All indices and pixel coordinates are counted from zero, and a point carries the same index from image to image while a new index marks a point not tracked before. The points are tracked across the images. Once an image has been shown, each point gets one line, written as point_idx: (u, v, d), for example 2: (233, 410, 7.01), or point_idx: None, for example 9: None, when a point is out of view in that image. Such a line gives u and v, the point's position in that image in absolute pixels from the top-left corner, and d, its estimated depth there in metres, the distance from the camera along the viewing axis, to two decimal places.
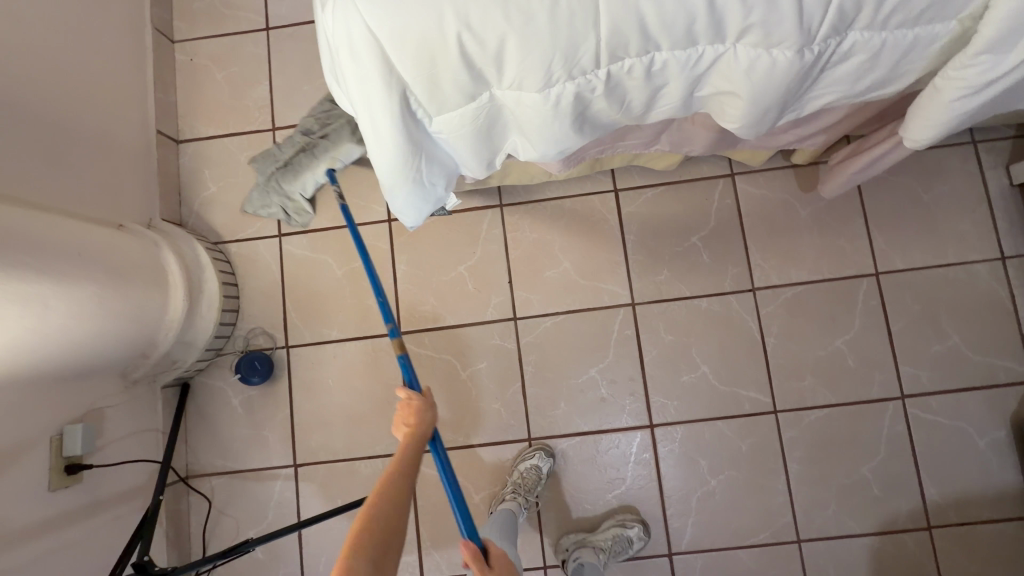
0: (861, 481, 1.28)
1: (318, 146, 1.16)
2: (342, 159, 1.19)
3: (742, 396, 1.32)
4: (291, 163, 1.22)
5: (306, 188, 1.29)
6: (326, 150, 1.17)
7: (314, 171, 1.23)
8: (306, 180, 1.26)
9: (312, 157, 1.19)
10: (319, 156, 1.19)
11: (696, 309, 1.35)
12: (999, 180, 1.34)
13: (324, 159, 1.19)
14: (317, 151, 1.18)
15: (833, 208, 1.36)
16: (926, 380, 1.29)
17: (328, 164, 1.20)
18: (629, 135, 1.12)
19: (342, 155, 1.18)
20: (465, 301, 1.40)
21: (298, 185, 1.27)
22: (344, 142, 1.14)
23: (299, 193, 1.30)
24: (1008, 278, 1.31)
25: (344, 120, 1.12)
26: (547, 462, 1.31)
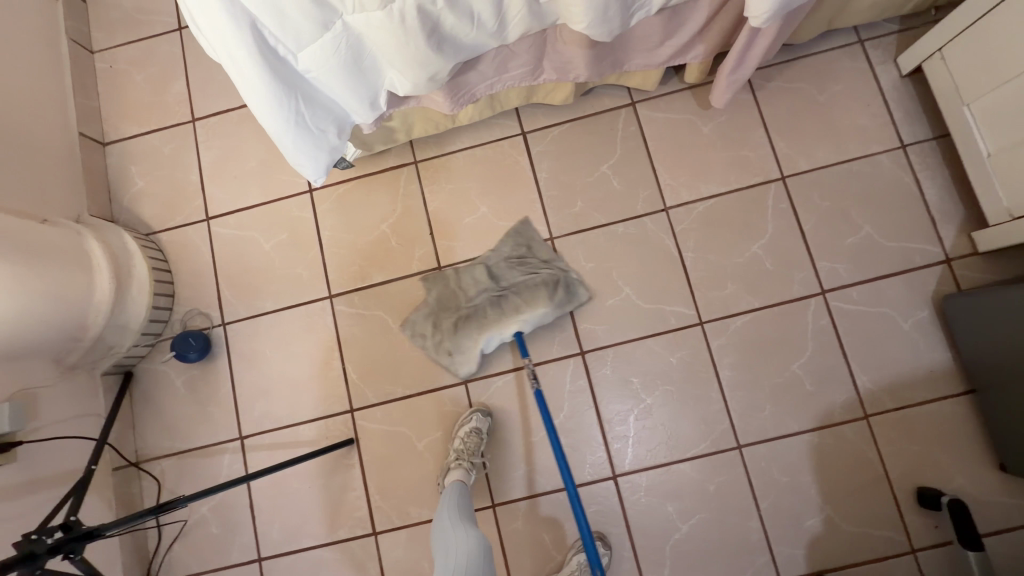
0: (792, 379, 1.29)
1: (545, 291, 1.32)
2: (534, 320, 1.31)
3: (667, 311, 1.34)
4: (507, 301, 1.33)
5: (488, 344, 1.34)
6: (516, 303, 1.32)
7: (508, 321, 1.31)
8: (494, 337, 1.32)
9: (526, 303, 1.31)
10: (509, 310, 1.31)
11: (613, 235, 1.38)
12: (889, 73, 1.37)
13: (515, 316, 1.31)
14: (506, 303, 1.32)
15: (733, 120, 1.39)
16: (843, 273, 1.31)
17: (516, 322, 1.31)
18: (512, 65, 1.18)
19: (531, 315, 1.31)
20: (391, 257, 1.43)
21: (517, 322, 1.31)
22: (547, 295, 1.31)
23: (504, 334, 1.32)
24: (910, 165, 1.34)
25: (546, 281, 1.32)
26: (485, 421, 1.31)
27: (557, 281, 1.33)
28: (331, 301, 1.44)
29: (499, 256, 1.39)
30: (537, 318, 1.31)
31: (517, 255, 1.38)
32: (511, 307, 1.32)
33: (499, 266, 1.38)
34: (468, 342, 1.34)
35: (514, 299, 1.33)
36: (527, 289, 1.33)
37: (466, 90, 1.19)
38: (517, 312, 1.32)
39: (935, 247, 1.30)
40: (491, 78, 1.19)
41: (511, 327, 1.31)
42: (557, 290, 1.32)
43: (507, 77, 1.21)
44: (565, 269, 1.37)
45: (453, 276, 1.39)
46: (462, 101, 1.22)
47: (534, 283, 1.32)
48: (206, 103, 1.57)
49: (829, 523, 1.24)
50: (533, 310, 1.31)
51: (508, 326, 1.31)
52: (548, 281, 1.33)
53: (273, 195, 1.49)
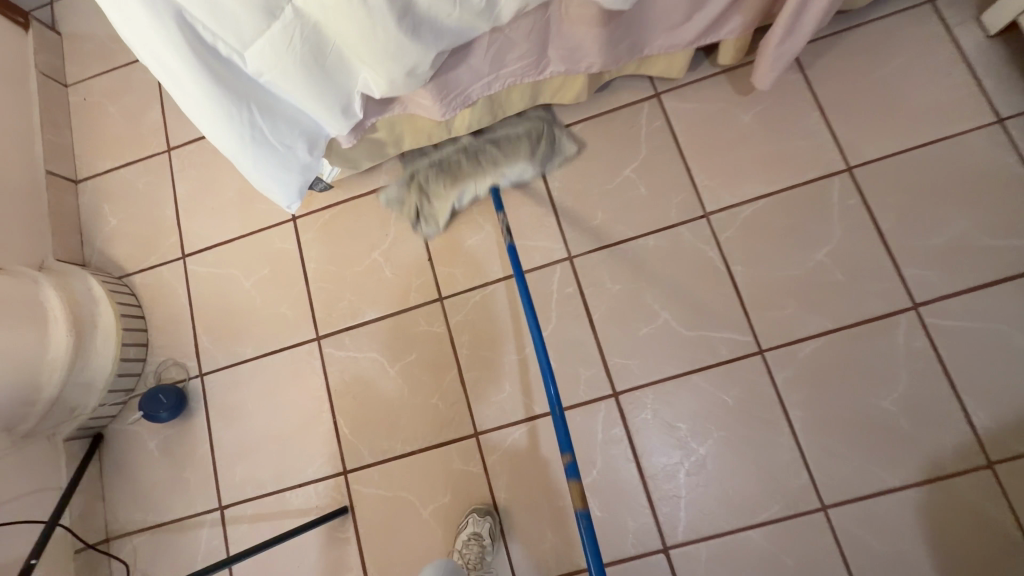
0: (885, 419, 1.02)
1: (526, 143, 1.19)
2: (514, 175, 1.20)
3: (716, 339, 1.09)
4: (484, 155, 1.19)
5: (462, 200, 1.23)
6: (494, 155, 1.19)
7: (484, 175, 1.19)
8: (468, 190, 1.21)
9: (506, 157, 1.19)
10: (486, 162, 1.18)
11: (643, 249, 1.15)
12: (972, 35, 1.13)
13: (492, 169, 1.19)
14: (483, 154, 1.19)
15: (780, 105, 1.16)
16: (939, 281, 1.05)
17: (494, 176, 1.19)
18: (510, 56, 0.98)
19: (510, 170, 1.20)
20: (385, 290, 1.24)
21: (494, 177, 1.19)
22: (529, 148, 1.19)
23: (479, 188, 1.21)
24: (1013, 142, 1.07)
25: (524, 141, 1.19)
26: (485, 524, 1.07)
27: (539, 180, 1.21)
28: (319, 344, 1.24)
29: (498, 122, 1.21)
30: (517, 173, 1.20)
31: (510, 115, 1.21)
32: (489, 160, 1.19)
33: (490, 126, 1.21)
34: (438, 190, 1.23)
35: (493, 151, 1.19)
36: (508, 142, 1.19)
37: (456, 90, 1.00)
38: (494, 165, 1.20)
39: None
40: (486, 75, 1.00)
41: (486, 181, 1.19)
42: (539, 142, 1.20)
43: (505, 72, 1.02)
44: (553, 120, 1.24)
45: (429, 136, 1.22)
46: (453, 104, 1.03)
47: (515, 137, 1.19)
48: (182, 131, 1.43)
49: None
50: (513, 164, 1.19)
51: (486, 181, 1.20)
52: (530, 131, 1.20)
53: (253, 227, 1.33)
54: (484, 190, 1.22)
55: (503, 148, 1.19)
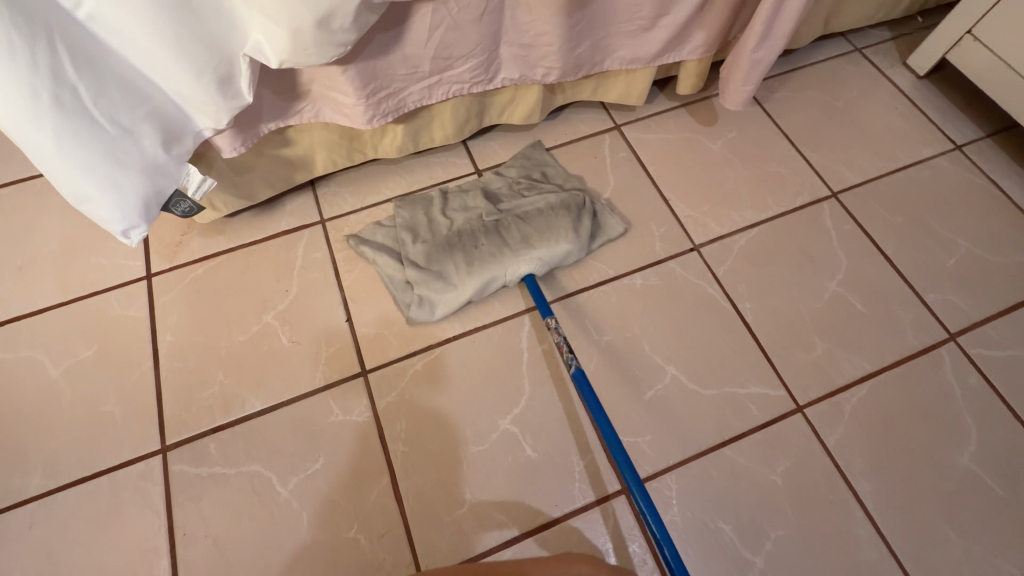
0: (970, 482, 0.78)
1: (566, 217, 0.92)
2: (553, 258, 0.89)
3: (743, 396, 0.83)
4: (508, 224, 0.91)
5: (484, 288, 0.89)
6: (524, 232, 0.90)
7: (516, 257, 0.88)
8: (494, 274, 0.88)
9: (541, 234, 0.90)
10: (514, 239, 0.89)
11: (631, 289, 0.92)
12: (903, 76, 1.16)
13: (522, 246, 0.89)
14: (511, 234, 0.90)
15: (747, 135, 1.08)
16: (965, 306, 0.91)
17: (528, 261, 0.88)
18: (455, 53, 0.80)
19: (548, 252, 0.89)
20: (279, 366, 0.85)
21: (530, 259, 0.88)
22: (570, 224, 0.91)
23: (509, 275, 0.89)
24: (975, 165, 1.05)
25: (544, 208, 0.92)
26: None
27: (579, 204, 0.94)
28: (163, 459, 0.79)
29: (503, 181, 0.99)
30: (558, 255, 0.90)
31: (522, 176, 0.99)
32: (520, 239, 0.89)
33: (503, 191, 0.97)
34: (452, 277, 0.89)
35: (520, 225, 0.91)
36: (540, 218, 0.91)
37: (386, 87, 0.79)
38: (527, 245, 0.89)
39: None
40: (424, 73, 0.81)
41: (520, 265, 0.88)
42: (580, 218, 0.93)
43: (450, 75, 0.83)
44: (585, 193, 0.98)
45: (433, 217, 0.94)
46: (384, 109, 0.81)
47: (551, 209, 0.92)
48: None
49: None
50: (550, 244, 0.89)
51: (516, 262, 0.88)
52: (569, 202, 0.93)
53: (77, 290, 0.91)
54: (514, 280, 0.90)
55: (529, 216, 0.92)
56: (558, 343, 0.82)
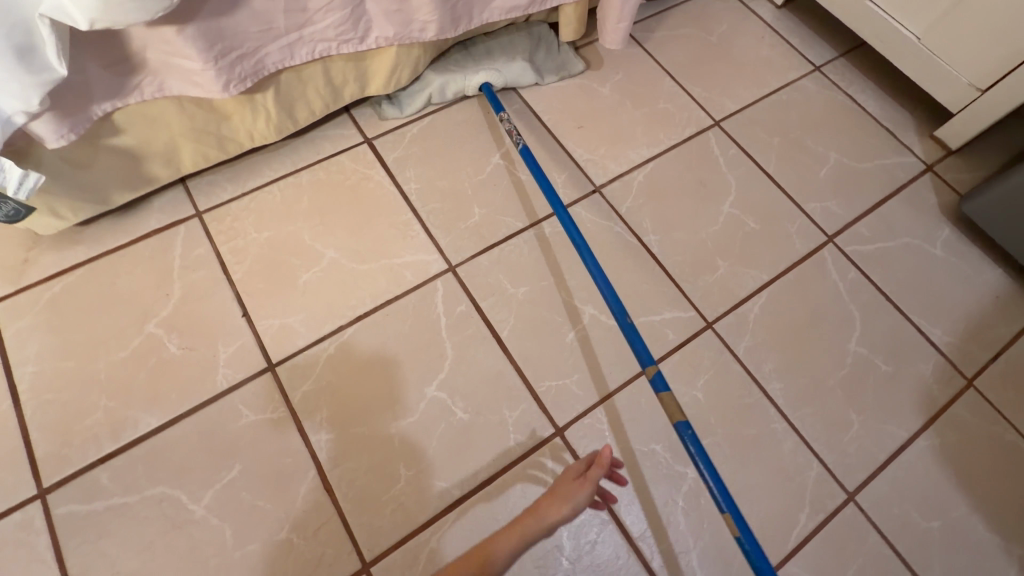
0: (861, 365, 0.86)
1: (526, 41, 1.03)
2: (511, 75, 1.01)
3: (658, 324, 0.86)
4: (475, 46, 1.01)
5: (444, 91, 0.99)
6: (486, 48, 1.01)
7: (476, 68, 0.99)
8: (449, 82, 0.98)
9: (501, 51, 1.01)
10: (476, 53, 1.00)
11: (540, 239, 0.91)
12: (765, 6, 1.23)
13: (486, 60, 1.00)
14: (474, 51, 1.00)
15: (632, 76, 1.10)
16: (839, 211, 0.99)
17: (486, 69, 0.99)
18: (311, 5, 0.73)
19: (505, 66, 1.00)
20: (171, 377, 0.77)
21: (488, 68, 0.99)
22: (528, 48, 1.03)
23: (469, 84, 0.99)
24: (835, 83, 1.14)
25: (513, 49, 1.02)
26: None
27: (538, 35, 1.05)
28: (43, 504, 0.69)
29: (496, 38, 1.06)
30: (514, 73, 1.01)
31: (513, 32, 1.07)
32: (479, 53, 1.01)
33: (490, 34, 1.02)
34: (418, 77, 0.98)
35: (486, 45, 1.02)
36: (501, 37, 1.02)
37: (238, 48, 0.71)
38: (485, 57, 1.01)
39: (911, 157, 1.06)
40: (280, 30, 0.73)
41: (479, 74, 0.99)
42: (538, 46, 1.04)
43: (311, 31, 0.76)
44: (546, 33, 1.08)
45: None
46: (240, 73, 0.73)
47: (514, 28, 1.03)
48: None
49: None
50: (507, 60, 1.01)
51: (476, 71, 0.99)
52: (529, 30, 1.04)
53: None
54: (473, 86, 1.00)
55: (498, 49, 1.02)
56: (509, 131, 0.94)
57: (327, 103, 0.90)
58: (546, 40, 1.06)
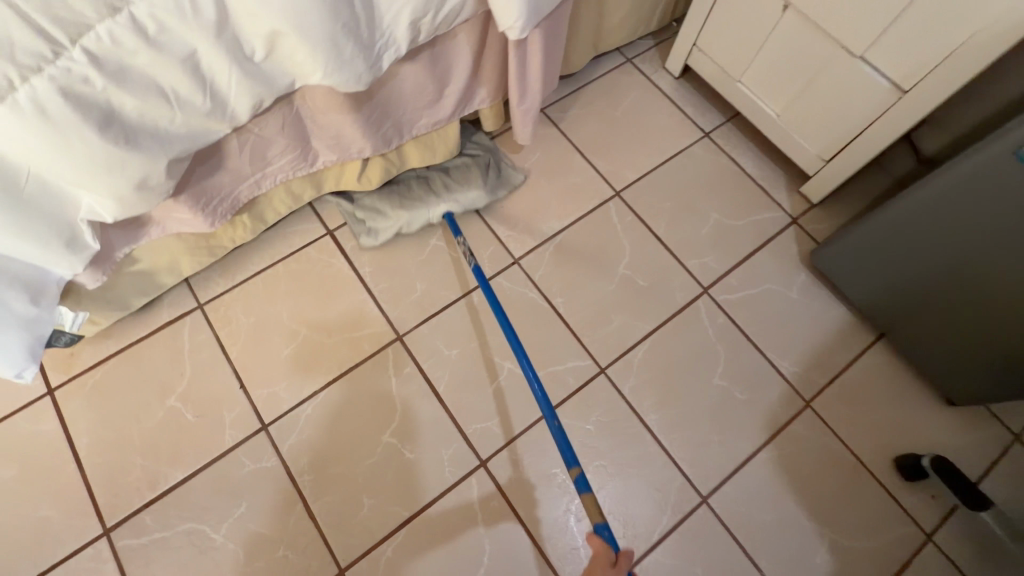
0: (722, 395, 1.10)
1: (479, 171, 1.23)
2: (468, 203, 1.20)
3: (561, 372, 1.10)
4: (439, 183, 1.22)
5: (414, 222, 1.19)
6: (445, 181, 1.22)
7: (438, 200, 1.19)
8: (417, 215, 1.18)
9: (458, 183, 1.21)
10: (437, 186, 1.21)
11: (469, 307, 1.15)
12: (665, 78, 1.43)
13: (445, 194, 1.20)
14: (436, 185, 1.21)
15: (547, 156, 1.31)
16: (715, 265, 1.22)
17: (446, 202, 1.19)
18: (269, 154, 0.96)
19: (462, 197, 1.20)
20: (190, 439, 1.03)
21: (448, 201, 1.19)
22: (482, 178, 1.22)
23: (432, 215, 1.19)
24: (721, 147, 1.35)
25: (468, 179, 1.22)
26: None
27: (489, 163, 1.25)
28: (108, 539, 0.95)
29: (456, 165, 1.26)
30: (470, 201, 1.21)
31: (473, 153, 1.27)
32: (440, 186, 1.21)
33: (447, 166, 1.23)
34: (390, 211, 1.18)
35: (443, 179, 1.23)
36: (458, 170, 1.23)
37: (217, 196, 0.94)
38: (445, 190, 1.21)
39: (780, 212, 1.28)
40: (248, 176, 0.96)
41: (440, 207, 1.18)
42: (489, 172, 1.24)
43: (272, 170, 0.99)
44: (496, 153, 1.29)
45: (396, 177, 1.24)
46: (220, 211, 0.97)
47: (468, 163, 1.24)
48: None
49: (839, 549, 1.00)
50: (464, 191, 1.20)
51: (438, 205, 1.18)
52: (481, 161, 1.25)
53: None
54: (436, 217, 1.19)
55: (457, 182, 1.22)
56: (464, 252, 1.13)
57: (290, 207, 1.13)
58: (494, 165, 1.26)
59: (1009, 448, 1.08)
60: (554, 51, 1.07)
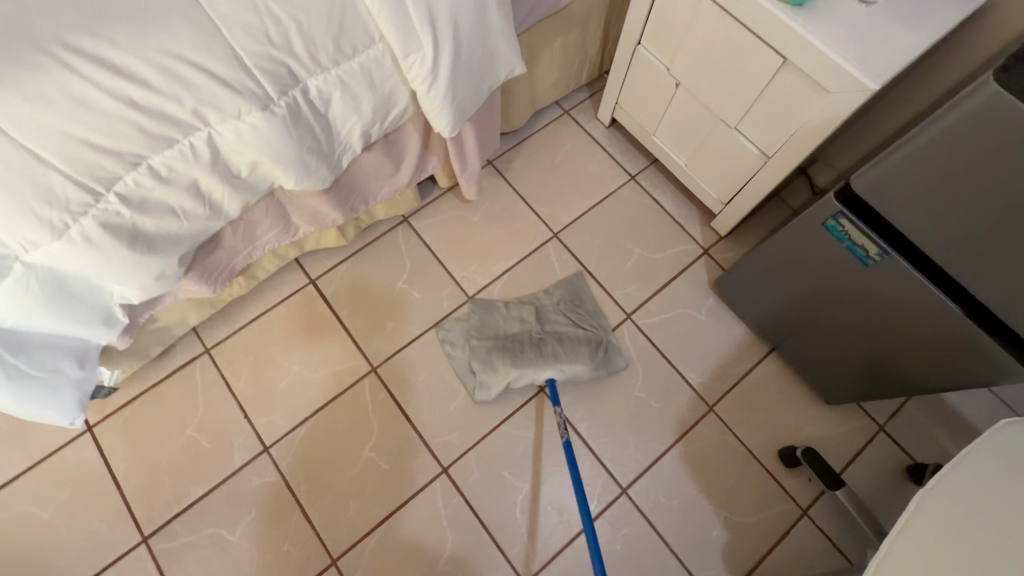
0: (640, 404, 1.35)
1: (587, 347, 1.32)
2: (572, 373, 1.29)
3: (508, 392, 1.35)
4: (545, 342, 1.33)
5: (519, 378, 1.31)
6: (556, 349, 1.31)
7: (546, 364, 1.29)
8: (524, 374, 1.29)
9: (567, 355, 1.30)
10: (548, 354, 1.31)
11: (431, 340, 1.39)
12: (597, 126, 1.65)
13: (553, 360, 1.30)
14: (545, 348, 1.32)
15: (496, 204, 1.54)
16: (637, 294, 1.45)
17: (552, 367, 1.29)
18: (258, 232, 1.18)
19: (571, 367, 1.29)
20: (207, 460, 1.26)
21: (555, 368, 1.29)
22: (589, 353, 1.32)
23: (539, 377, 1.30)
24: (645, 189, 1.57)
25: (574, 346, 1.31)
26: None
27: (597, 341, 1.35)
28: (146, 544, 1.20)
29: (551, 300, 1.41)
30: (576, 372, 1.30)
31: (565, 298, 1.41)
32: (551, 353, 1.31)
33: (547, 309, 1.39)
34: (499, 366, 1.31)
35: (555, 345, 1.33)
36: (568, 343, 1.32)
37: (218, 270, 1.17)
38: (555, 358, 1.30)
39: (693, 244, 1.51)
40: (242, 251, 1.18)
41: (547, 371, 1.29)
42: (597, 350, 1.33)
43: (261, 243, 1.21)
44: (606, 333, 1.38)
45: (499, 307, 1.41)
46: (221, 280, 1.19)
47: (581, 339, 1.33)
48: None
49: (732, 525, 1.25)
50: (571, 362, 1.29)
51: (543, 368, 1.28)
52: (591, 338, 1.34)
53: (35, 455, 1.25)
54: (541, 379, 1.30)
55: (565, 348, 1.32)
56: (560, 422, 1.27)
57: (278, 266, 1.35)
58: (584, 310, 1.40)
59: (874, 435, 1.33)
60: (489, 126, 1.30)
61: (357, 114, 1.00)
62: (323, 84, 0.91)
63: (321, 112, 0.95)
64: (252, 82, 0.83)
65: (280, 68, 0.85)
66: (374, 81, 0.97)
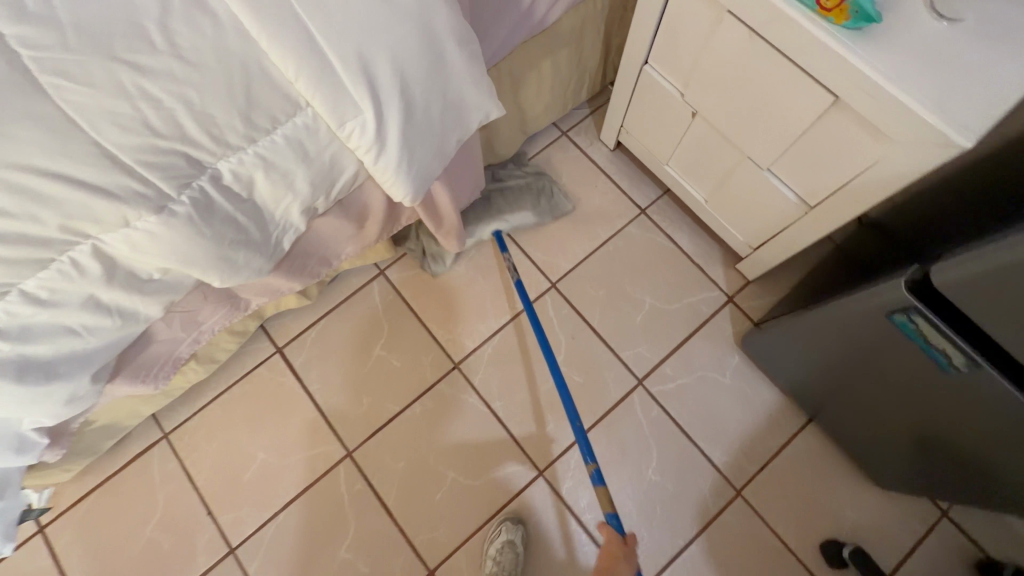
0: (655, 489, 1.16)
1: (530, 195, 1.32)
2: (517, 223, 1.30)
3: (502, 477, 1.18)
4: (492, 200, 1.30)
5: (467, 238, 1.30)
6: (501, 205, 1.30)
7: (491, 219, 1.29)
8: (473, 232, 1.28)
9: (511, 206, 1.30)
10: (493, 209, 1.29)
11: (413, 417, 1.22)
12: (600, 150, 1.42)
13: (498, 214, 1.29)
14: (489, 204, 1.30)
15: (484, 250, 1.34)
16: (649, 354, 1.25)
17: (499, 222, 1.28)
18: (200, 318, 1.00)
19: (516, 218, 1.30)
20: (169, 565, 1.14)
21: (502, 222, 1.29)
22: (532, 201, 1.31)
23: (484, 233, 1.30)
24: (657, 225, 1.35)
25: (525, 199, 1.31)
26: None
27: (540, 187, 1.33)
28: None
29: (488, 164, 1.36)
30: (521, 221, 1.30)
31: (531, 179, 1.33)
32: (495, 209, 1.29)
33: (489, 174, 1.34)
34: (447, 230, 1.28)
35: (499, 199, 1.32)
36: (511, 195, 1.31)
37: (157, 364, 1.00)
38: (500, 211, 1.30)
39: (715, 290, 1.30)
40: (184, 339, 1.02)
41: (495, 227, 1.29)
42: (541, 199, 1.33)
43: (207, 327, 1.04)
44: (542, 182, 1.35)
45: None
46: (163, 373, 1.03)
47: (522, 188, 1.32)
48: None
49: None
50: (518, 212, 1.30)
51: (493, 225, 1.28)
52: (532, 185, 1.33)
53: None
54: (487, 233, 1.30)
55: (511, 202, 1.31)
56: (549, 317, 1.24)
57: (237, 342, 1.19)
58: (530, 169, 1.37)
59: (932, 523, 1.13)
60: (467, 174, 1.09)
61: (292, 193, 0.80)
62: (238, 168, 0.72)
63: (242, 198, 0.76)
64: (136, 182, 0.64)
65: (172, 158, 0.66)
66: (307, 154, 0.77)
